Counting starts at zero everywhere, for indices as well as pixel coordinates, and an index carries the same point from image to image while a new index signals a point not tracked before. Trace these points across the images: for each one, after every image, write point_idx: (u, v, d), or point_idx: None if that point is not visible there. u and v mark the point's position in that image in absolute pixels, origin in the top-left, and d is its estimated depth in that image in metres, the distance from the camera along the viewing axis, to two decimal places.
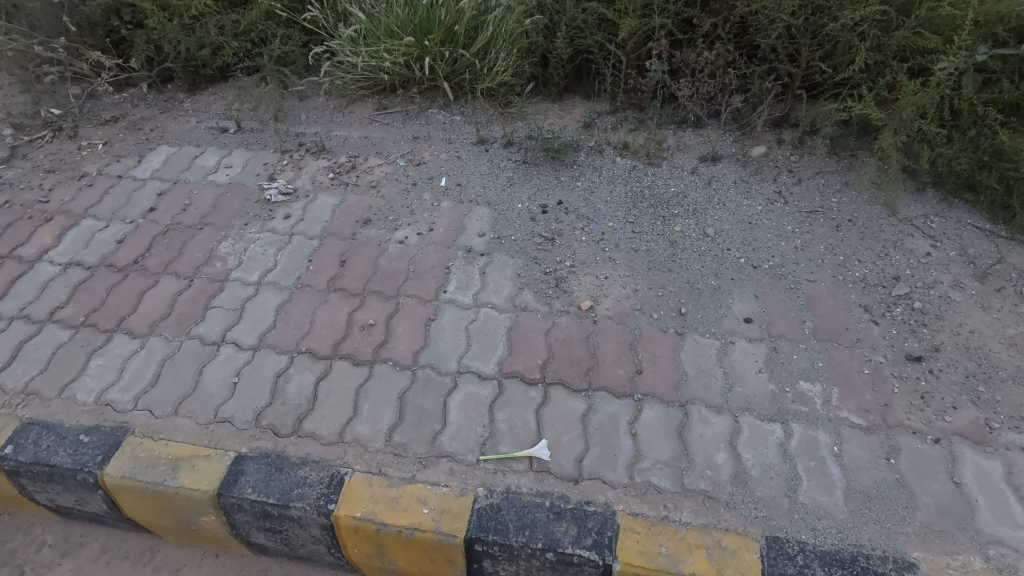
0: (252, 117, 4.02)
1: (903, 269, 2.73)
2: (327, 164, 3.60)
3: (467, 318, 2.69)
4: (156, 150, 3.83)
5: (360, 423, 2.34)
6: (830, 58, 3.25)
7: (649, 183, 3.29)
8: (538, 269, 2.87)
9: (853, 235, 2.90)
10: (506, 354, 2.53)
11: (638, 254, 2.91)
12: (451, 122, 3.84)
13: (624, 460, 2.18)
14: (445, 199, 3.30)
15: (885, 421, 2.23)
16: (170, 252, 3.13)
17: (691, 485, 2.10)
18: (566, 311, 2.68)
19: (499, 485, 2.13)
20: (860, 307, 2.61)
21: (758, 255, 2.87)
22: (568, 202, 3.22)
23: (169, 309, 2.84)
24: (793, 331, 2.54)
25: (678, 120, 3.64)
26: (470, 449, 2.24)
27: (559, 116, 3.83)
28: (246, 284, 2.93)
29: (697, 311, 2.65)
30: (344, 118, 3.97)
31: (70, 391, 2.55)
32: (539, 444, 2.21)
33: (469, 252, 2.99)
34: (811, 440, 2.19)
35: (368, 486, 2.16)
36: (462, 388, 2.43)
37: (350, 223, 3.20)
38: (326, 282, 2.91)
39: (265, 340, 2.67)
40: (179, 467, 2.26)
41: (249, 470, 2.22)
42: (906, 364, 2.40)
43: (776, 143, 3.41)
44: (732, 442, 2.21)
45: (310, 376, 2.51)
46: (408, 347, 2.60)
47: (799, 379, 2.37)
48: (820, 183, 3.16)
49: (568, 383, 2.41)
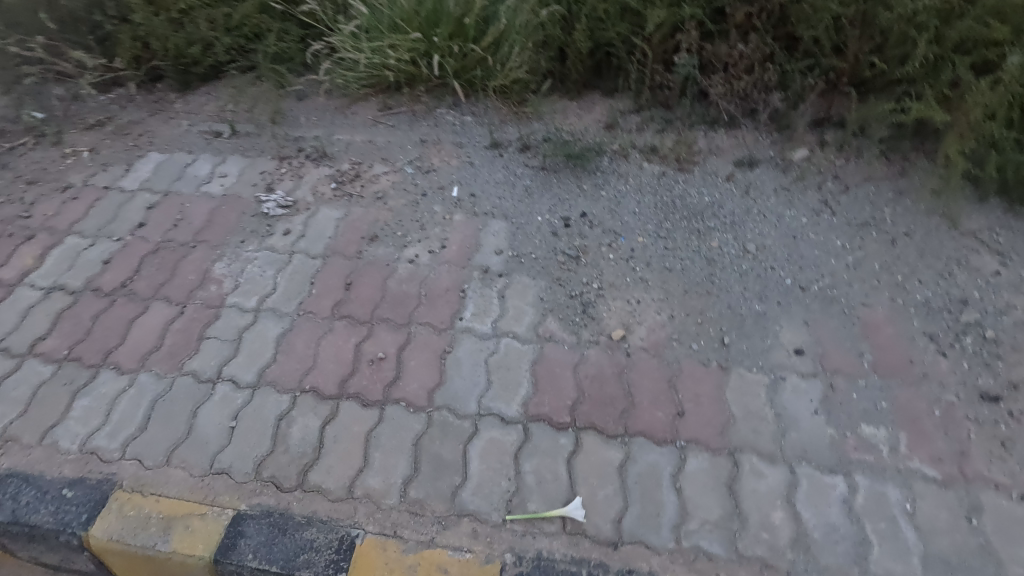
0: (247, 120, 3.74)
1: (970, 292, 2.46)
2: (329, 173, 3.34)
3: (486, 350, 2.44)
4: (146, 158, 3.56)
5: (372, 475, 2.11)
6: (882, 51, 2.94)
7: (681, 192, 3.01)
8: (562, 293, 2.61)
9: (911, 251, 2.63)
10: (530, 393, 2.28)
11: (672, 274, 2.65)
12: (462, 123, 3.56)
13: (668, 519, 1.94)
14: (457, 211, 3.04)
15: (963, 474, 1.98)
16: (160, 274, 2.88)
17: (746, 551, 1.86)
18: (595, 342, 2.43)
19: (529, 550, 1.91)
20: (924, 335, 2.35)
21: (806, 275, 2.60)
22: (593, 214, 2.95)
23: (159, 341, 2.59)
24: (850, 365, 2.28)
25: (709, 120, 3.31)
26: (495, 507, 2.00)
27: (578, 115, 3.53)
28: (243, 310, 2.68)
29: (742, 341, 2.39)
30: (346, 119, 3.69)
31: (52, 437, 2.32)
32: (573, 503, 1.97)
33: (485, 273, 2.73)
34: (879, 496, 1.95)
35: (382, 552, 1.94)
36: (483, 433, 2.19)
37: (355, 240, 2.95)
38: (330, 308, 2.66)
39: (265, 377, 2.43)
40: (172, 528, 2.03)
41: (249, 533, 2.00)
42: (982, 406, 2.14)
43: (819, 145, 3.10)
44: (790, 498, 1.96)
45: (315, 421, 2.27)
46: (422, 385, 2.34)
47: (861, 422, 2.13)
48: (870, 192, 2.87)
49: (601, 428, 2.16)
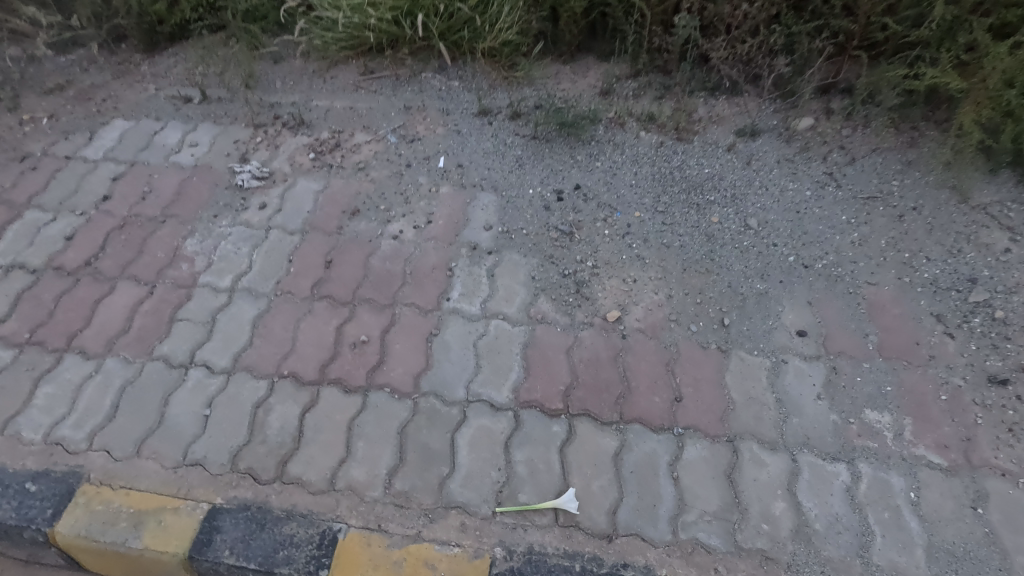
0: (218, 84, 3.50)
1: (980, 269, 2.36)
2: (307, 142, 3.14)
3: (475, 333, 2.31)
4: (110, 125, 3.32)
5: (355, 466, 2.01)
6: (894, 13, 2.77)
7: (679, 163, 2.86)
8: (555, 271, 2.48)
9: (919, 226, 2.51)
10: (521, 378, 2.17)
11: (670, 251, 2.52)
12: (448, 88, 3.35)
13: (665, 510, 1.86)
14: (444, 183, 2.87)
15: (970, 461, 1.91)
16: (127, 251, 2.70)
17: (746, 543, 1.79)
18: (589, 323, 2.31)
19: (520, 544, 1.83)
20: (931, 316, 2.26)
21: (810, 252, 2.48)
22: (587, 186, 2.80)
23: (128, 323, 2.44)
24: (854, 348, 2.19)
25: (710, 87, 3.14)
26: (485, 499, 1.91)
27: (572, 81, 3.34)
28: (217, 291, 2.53)
29: (742, 322, 2.29)
30: (325, 84, 3.47)
31: (13, 427, 2.18)
32: (566, 494, 1.88)
33: (474, 249, 2.59)
34: (883, 485, 1.88)
35: (366, 547, 1.85)
36: (471, 420, 2.08)
37: (335, 215, 2.78)
38: (309, 288, 2.51)
39: (241, 362, 2.29)
40: (143, 524, 1.93)
41: (226, 527, 1.90)
42: (990, 389, 2.06)
43: (825, 114, 2.94)
44: (791, 488, 1.89)
45: (294, 408, 2.15)
46: (407, 370, 2.22)
47: (865, 407, 2.04)
48: (877, 163, 2.73)
49: (596, 415, 2.06)
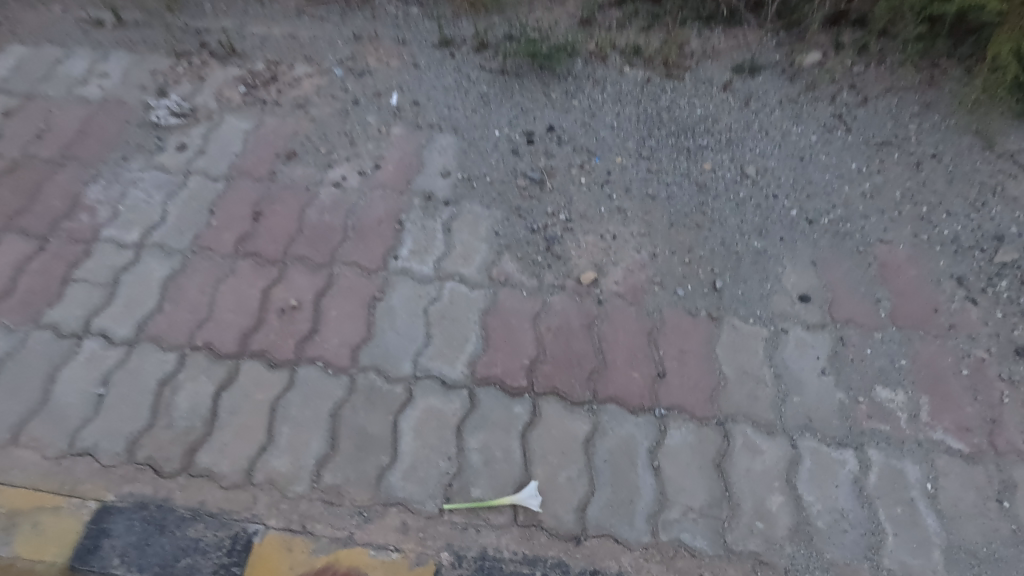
0: (136, 6, 2.99)
1: (1006, 226, 2.07)
2: (238, 74, 2.69)
3: (426, 297, 1.97)
4: (4, 51, 2.81)
5: (277, 456, 1.68)
6: None
7: (668, 103, 2.48)
8: (521, 225, 2.13)
9: (939, 175, 2.20)
10: (479, 350, 1.85)
11: (655, 203, 2.18)
12: (405, 15, 2.89)
13: (643, 506, 1.58)
14: (396, 123, 2.46)
15: (994, 446, 1.66)
16: (16, 199, 2.27)
17: (737, 545, 1.53)
18: (560, 286, 1.97)
19: (471, 548, 1.54)
20: (951, 279, 1.97)
21: (815, 205, 2.16)
22: (561, 128, 2.42)
23: (11, 285, 2.04)
24: (864, 315, 1.89)
25: (704, 16, 2.71)
26: (431, 495, 1.61)
27: (548, 9, 2.89)
28: (122, 246, 2.13)
29: (737, 285, 1.97)
30: (262, 8, 2.97)
31: None
32: (527, 489, 1.58)
33: (428, 199, 2.21)
34: (896, 475, 1.62)
35: (286, 553, 1.55)
36: (418, 401, 1.76)
37: (267, 159, 2.37)
38: (232, 244, 2.12)
39: (145, 331, 1.92)
40: (16, 527, 1.60)
41: (116, 532, 1.58)
42: (1017, 362, 1.80)
43: (834, 48, 2.56)
44: (790, 479, 1.62)
45: (207, 386, 1.80)
46: (344, 341, 1.88)
47: (875, 383, 1.76)
48: (892, 104, 2.39)
49: (565, 394, 1.75)
